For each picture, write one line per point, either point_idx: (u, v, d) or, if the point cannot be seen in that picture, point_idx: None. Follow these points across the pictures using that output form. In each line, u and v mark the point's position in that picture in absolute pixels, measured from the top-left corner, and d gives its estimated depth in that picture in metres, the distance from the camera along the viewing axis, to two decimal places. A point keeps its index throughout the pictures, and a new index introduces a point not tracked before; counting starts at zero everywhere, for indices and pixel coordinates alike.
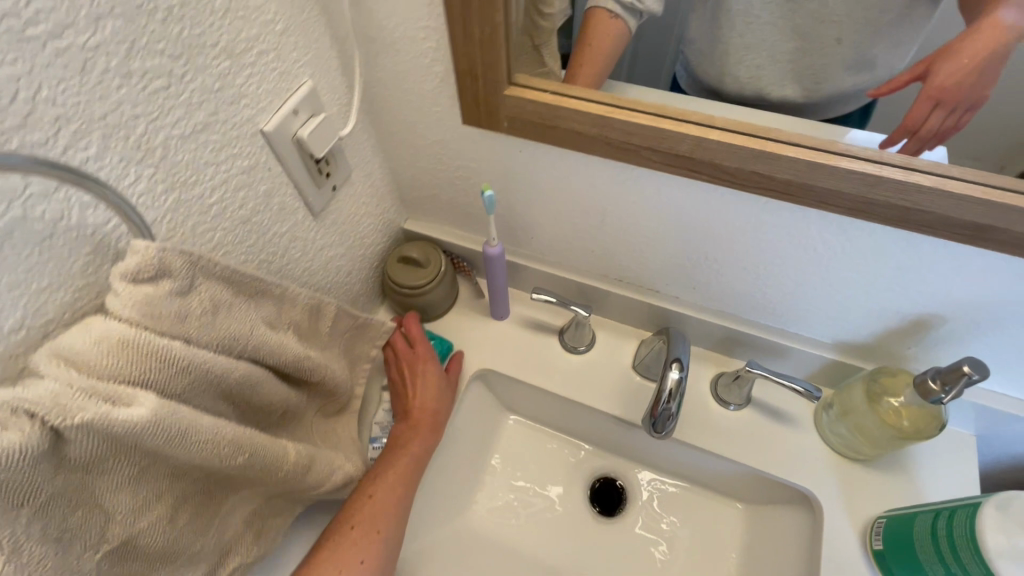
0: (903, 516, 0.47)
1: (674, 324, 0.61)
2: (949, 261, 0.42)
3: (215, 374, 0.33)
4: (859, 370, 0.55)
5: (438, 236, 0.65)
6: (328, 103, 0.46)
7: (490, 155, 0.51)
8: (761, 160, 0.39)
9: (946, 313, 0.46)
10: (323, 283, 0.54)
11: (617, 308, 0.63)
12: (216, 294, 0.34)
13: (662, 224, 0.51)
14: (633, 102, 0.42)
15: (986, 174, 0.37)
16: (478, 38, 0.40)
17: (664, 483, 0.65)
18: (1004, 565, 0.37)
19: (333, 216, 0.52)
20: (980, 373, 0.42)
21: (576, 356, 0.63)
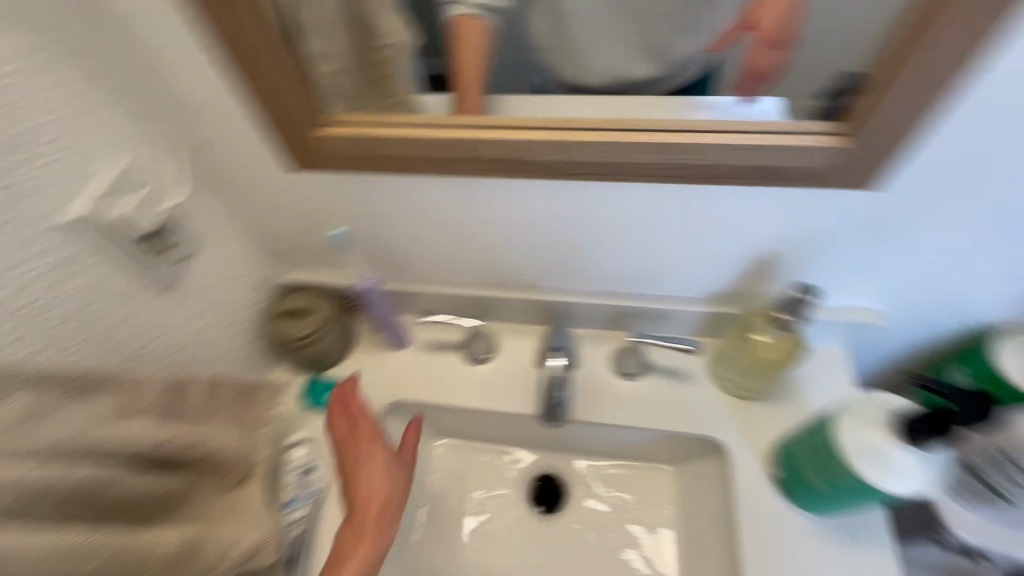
0: (789, 442, 0.52)
1: (565, 312, 0.63)
2: (758, 200, 0.47)
3: (44, 483, 0.32)
4: (729, 316, 0.58)
5: (322, 281, 0.63)
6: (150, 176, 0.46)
7: (339, 191, 0.53)
8: (562, 149, 0.43)
9: (776, 247, 0.51)
10: (196, 355, 0.53)
11: (511, 311, 0.64)
12: (31, 403, 0.34)
13: (514, 223, 0.53)
14: (443, 120, 0.46)
15: (750, 121, 0.42)
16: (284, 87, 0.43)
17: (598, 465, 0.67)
18: (864, 466, 0.42)
19: (191, 284, 0.52)
20: (811, 295, 0.49)
21: (483, 366, 0.64)
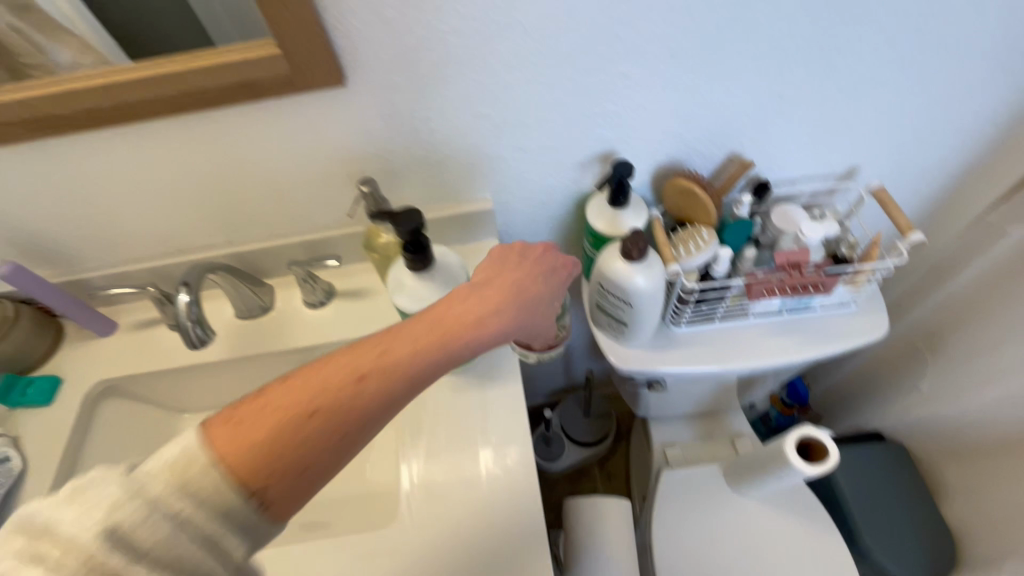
0: None
1: (345, 280, 0.79)
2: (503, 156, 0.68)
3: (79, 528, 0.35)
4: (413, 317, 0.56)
5: (142, 237, 0.70)
6: None
7: (169, 154, 0.61)
8: (249, 94, 0.53)
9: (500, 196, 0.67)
10: (32, 288, 0.67)
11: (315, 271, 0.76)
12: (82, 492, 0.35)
13: (284, 170, 0.65)
14: (182, 67, 0.52)
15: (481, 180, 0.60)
16: (93, 88, 0.51)
17: None
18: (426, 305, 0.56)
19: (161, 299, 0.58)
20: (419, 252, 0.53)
21: (311, 310, 0.78)
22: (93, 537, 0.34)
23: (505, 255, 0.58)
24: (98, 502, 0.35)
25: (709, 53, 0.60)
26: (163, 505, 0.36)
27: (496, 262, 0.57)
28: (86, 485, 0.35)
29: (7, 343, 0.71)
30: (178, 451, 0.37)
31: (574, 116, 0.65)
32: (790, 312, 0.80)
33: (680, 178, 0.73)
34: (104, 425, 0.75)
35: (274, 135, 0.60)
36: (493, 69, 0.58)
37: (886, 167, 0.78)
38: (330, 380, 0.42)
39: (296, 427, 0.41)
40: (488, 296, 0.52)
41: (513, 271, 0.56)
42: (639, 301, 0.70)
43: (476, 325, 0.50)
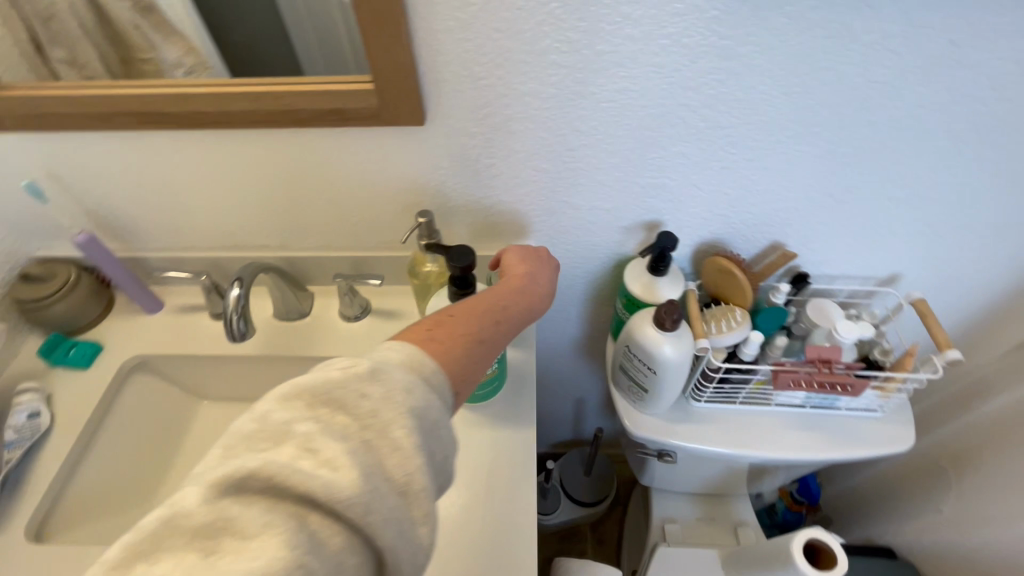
0: None
1: (381, 300, 0.82)
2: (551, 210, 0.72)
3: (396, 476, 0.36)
4: None
5: (206, 230, 0.75)
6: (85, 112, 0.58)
7: (249, 160, 0.66)
8: (335, 120, 0.58)
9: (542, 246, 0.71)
10: (98, 259, 0.72)
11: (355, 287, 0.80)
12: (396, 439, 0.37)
13: (348, 189, 0.69)
14: (282, 88, 0.57)
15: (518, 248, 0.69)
16: (201, 95, 0.57)
17: None
18: None
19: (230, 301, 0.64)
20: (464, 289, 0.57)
21: (345, 323, 0.80)
22: (391, 413, 0.37)
23: (524, 251, 0.69)
24: (389, 386, 0.39)
25: (767, 146, 0.62)
26: (427, 398, 0.40)
27: (523, 256, 0.68)
28: (374, 370, 0.39)
29: (63, 305, 0.75)
30: (406, 356, 0.42)
31: (626, 185, 0.68)
32: (813, 407, 0.79)
33: (720, 257, 0.74)
34: (129, 400, 0.78)
35: (348, 157, 0.65)
36: (561, 131, 0.61)
37: (927, 280, 0.78)
38: (474, 316, 0.53)
39: (471, 351, 0.49)
40: (531, 282, 0.64)
41: (541, 266, 0.67)
42: (664, 370, 0.70)
43: (533, 299, 0.62)
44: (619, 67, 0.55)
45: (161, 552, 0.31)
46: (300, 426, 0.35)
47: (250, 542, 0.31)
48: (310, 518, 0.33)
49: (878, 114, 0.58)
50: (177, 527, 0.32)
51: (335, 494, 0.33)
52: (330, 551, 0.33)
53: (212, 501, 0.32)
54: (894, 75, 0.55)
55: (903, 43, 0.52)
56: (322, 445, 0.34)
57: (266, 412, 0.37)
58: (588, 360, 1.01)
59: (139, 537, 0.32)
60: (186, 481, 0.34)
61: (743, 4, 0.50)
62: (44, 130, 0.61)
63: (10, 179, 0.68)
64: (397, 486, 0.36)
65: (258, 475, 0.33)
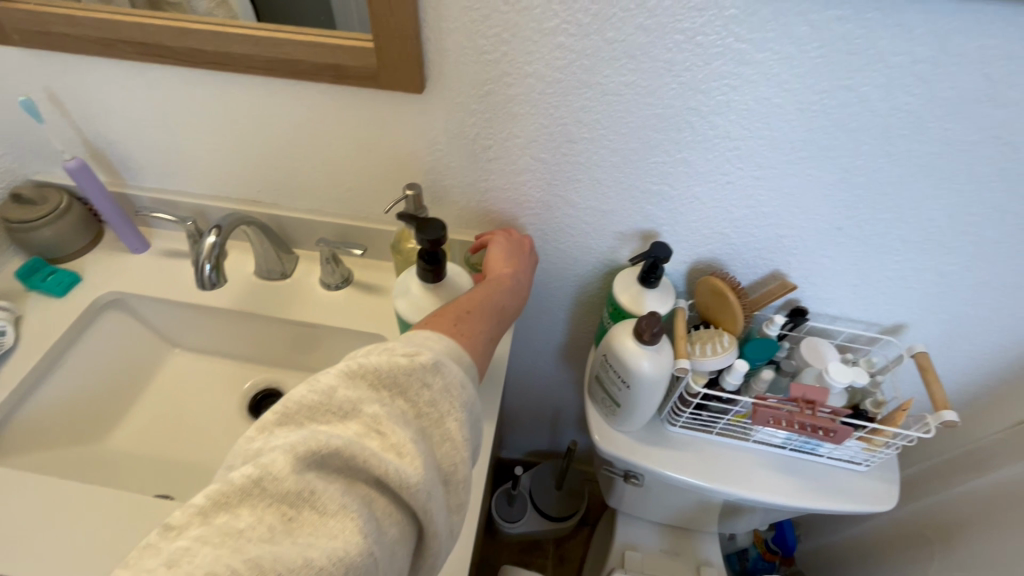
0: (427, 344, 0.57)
1: (364, 273, 0.81)
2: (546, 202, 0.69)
3: (448, 468, 0.41)
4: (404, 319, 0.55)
5: (198, 174, 0.74)
6: (88, 34, 0.58)
7: (245, 107, 0.64)
8: (334, 76, 0.57)
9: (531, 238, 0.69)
10: (87, 187, 0.72)
11: (339, 255, 0.78)
12: (449, 431, 0.41)
13: (343, 152, 0.68)
14: (284, 35, 0.55)
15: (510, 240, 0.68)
16: (202, 32, 0.56)
17: None
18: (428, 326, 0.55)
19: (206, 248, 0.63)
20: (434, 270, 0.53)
21: (324, 291, 0.79)
22: (448, 406, 0.42)
23: (509, 241, 0.67)
24: (449, 379, 0.42)
25: (777, 165, 0.59)
26: (473, 394, 0.44)
27: (510, 248, 0.67)
28: (435, 363, 0.42)
29: (50, 231, 0.75)
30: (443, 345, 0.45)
31: (625, 187, 0.65)
32: (793, 450, 0.75)
33: (716, 278, 0.71)
34: (100, 335, 0.77)
35: (345, 118, 0.63)
36: (563, 120, 0.59)
37: (932, 334, 0.74)
38: (485, 313, 0.53)
39: (487, 339, 0.52)
40: (519, 275, 0.64)
41: (527, 261, 0.67)
42: (640, 387, 0.67)
43: (520, 294, 0.62)
44: (630, 58, 0.53)
45: (250, 508, 0.34)
46: (367, 406, 0.39)
47: (331, 520, 0.34)
48: (376, 501, 0.37)
49: (899, 146, 0.55)
50: (265, 489, 0.34)
51: (405, 479, 0.37)
52: (388, 538, 0.37)
53: (297, 471, 0.35)
54: (920, 104, 0.51)
55: (933, 70, 0.49)
56: (390, 430, 0.38)
57: (331, 387, 0.40)
58: (569, 368, 0.98)
59: (225, 490, 0.34)
60: (267, 448, 0.36)
61: (765, 5, 0.47)
62: (49, 49, 0.61)
63: (12, 94, 0.67)
64: (443, 475, 0.41)
65: (333, 450, 0.36)
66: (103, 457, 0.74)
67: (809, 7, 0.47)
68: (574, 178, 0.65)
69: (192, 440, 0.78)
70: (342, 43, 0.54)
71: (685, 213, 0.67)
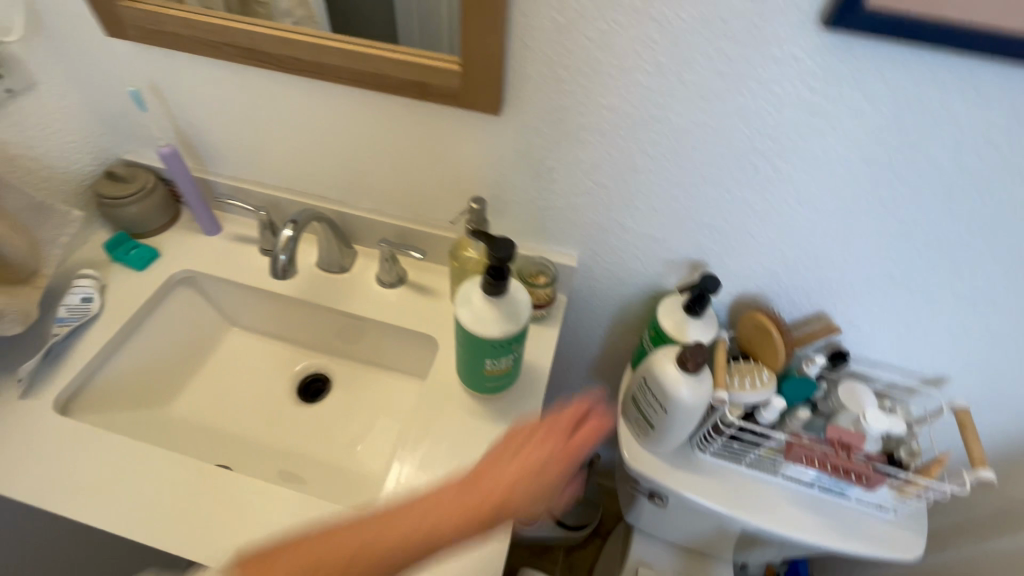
0: (485, 347, 0.60)
1: (418, 273, 0.84)
2: (601, 225, 0.72)
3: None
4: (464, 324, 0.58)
5: (275, 169, 0.79)
6: (196, 37, 0.63)
7: (328, 112, 0.69)
8: (418, 93, 0.61)
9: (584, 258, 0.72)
10: (175, 173, 0.77)
11: (396, 254, 0.82)
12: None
13: (413, 161, 0.72)
14: (376, 51, 0.59)
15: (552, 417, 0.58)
16: (301, 42, 0.60)
17: (379, 377, 0.88)
18: (489, 330, 0.57)
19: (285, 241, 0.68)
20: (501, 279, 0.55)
21: (379, 287, 0.83)
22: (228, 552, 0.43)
23: (532, 430, 0.57)
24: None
25: (835, 211, 0.60)
26: None
27: (506, 445, 0.56)
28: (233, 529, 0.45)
29: (136, 209, 0.81)
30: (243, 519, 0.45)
31: (680, 219, 0.67)
32: (822, 490, 0.75)
33: (761, 314, 0.72)
34: (172, 309, 0.83)
35: (420, 131, 0.67)
36: (629, 150, 0.62)
37: (975, 389, 0.74)
38: (352, 539, 0.47)
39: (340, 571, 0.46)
40: (489, 488, 0.53)
41: (517, 462, 0.54)
42: (676, 413, 0.69)
43: (474, 516, 0.51)
44: (703, 99, 0.55)
45: None
46: None
47: None
48: None
49: (962, 205, 0.55)
50: None
51: None
52: None
53: None
54: (988, 168, 0.52)
55: (1006, 137, 0.49)
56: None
57: None
58: (601, 382, 1.00)
59: None
60: None
61: (843, 62, 0.49)
62: (159, 47, 0.66)
63: (119, 82, 0.73)
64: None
65: None
66: (165, 422, 0.80)
67: (886, 67, 0.48)
68: (632, 206, 0.68)
69: (246, 414, 0.83)
70: (429, 64, 0.58)
71: (738, 246, 0.68)
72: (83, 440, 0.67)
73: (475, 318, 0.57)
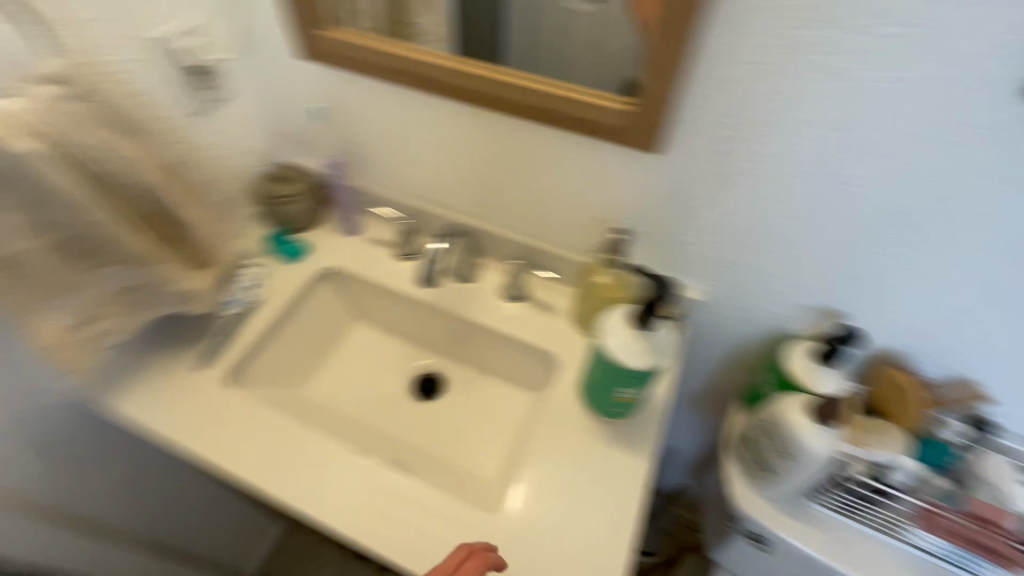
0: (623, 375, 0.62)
1: (539, 291, 0.88)
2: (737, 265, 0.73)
3: None
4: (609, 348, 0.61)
5: (421, 183, 0.86)
6: (384, 64, 0.70)
7: (486, 136, 0.74)
8: (582, 127, 0.64)
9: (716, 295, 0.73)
10: (336, 179, 0.86)
11: (523, 271, 0.86)
12: None
13: (557, 187, 0.75)
14: (549, 87, 0.64)
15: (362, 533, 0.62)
16: (479, 74, 0.65)
17: (491, 384, 0.92)
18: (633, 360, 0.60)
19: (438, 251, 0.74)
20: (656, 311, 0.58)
21: (503, 300, 0.88)
22: None
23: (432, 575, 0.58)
24: None
25: (1004, 276, 0.58)
26: None
27: None
28: None
29: (296, 208, 0.90)
30: None
31: (824, 267, 0.67)
32: (948, 560, 0.72)
33: (896, 370, 0.71)
34: (314, 301, 0.92)
35: (572, 160, 0.71)
36: (784, 196, 0.62)
37: None
38: None
39: None
40: None
41: None
42: (801, 460, 0.68)
43: None
44: (877, 155, 0.55)
45: None
46: None
47: None
48: None
49: None
50: None
51: None
52: None
53: None
54: None
55: None
56: None
57: None
58: (701, 415, 1.00)
59: None
60: None
61: None
62: (346, 70, 0.74)
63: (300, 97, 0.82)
64: None
65: None
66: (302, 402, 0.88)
67: None
68: (775, 250, 0.68)
69: (370, 404, 0.90)
70: (599, 102, 0.62)
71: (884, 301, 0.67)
72: (245, 411, 0.75)
73: (620, 344, 0.60)
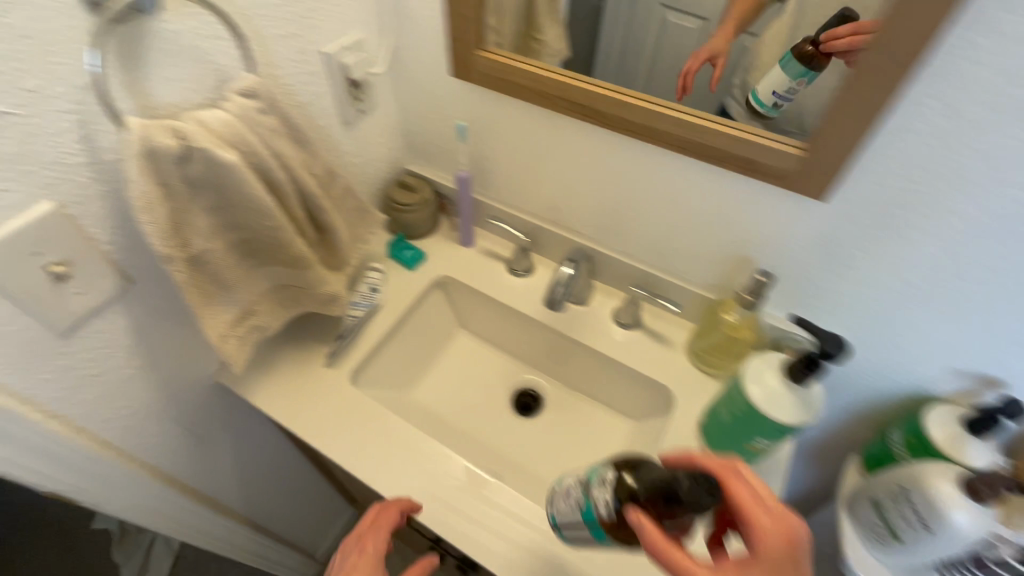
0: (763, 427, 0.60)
1: (654, 321, 0.87)
2: (885, 319, 0.69)
3: None
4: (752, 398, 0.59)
5: (546, 202, 0.86)
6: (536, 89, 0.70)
7: (628, 165, 0.73)
8: (741, 167, 0.63)
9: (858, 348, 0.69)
10: (462, 193, 0.88)
11: (641, 299, 0.85)
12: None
13: (694, 220, 0.74)
14: (711, 124, 0.62)
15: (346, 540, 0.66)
16: (636, 106, 0.65)
17: (593, 408, 0.92)
18: (781, 413, 0.58)
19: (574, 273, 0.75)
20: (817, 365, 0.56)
21: (616, 326, 0.87)
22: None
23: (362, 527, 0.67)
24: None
25: None
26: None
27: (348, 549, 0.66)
28: None
29: (418, 217, 0.93)
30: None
31: (992, 334, 0.62)
32: None
33: None
34: (427, 307, 0.94)
35: (718, 196, 0.69)
36: (962, 257, 0.58)
37: None
38: None
39: None
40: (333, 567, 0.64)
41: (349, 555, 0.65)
42: (943, 538, 0.64)
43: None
44: None
45: None
46: None
47: None
48: None
49: None
50: None
51: None
52: None
53: None
54: None
55: None
56: None
57: None
58: (806, 463, 0.95)
59: None
60: None
61: None
62: (493, 90, 0.76)
63: (439, 111, 0.84)
64: None
65: None
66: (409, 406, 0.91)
67: None
68: (935, 309, 0.64)
69: (472, 414, 0.92)
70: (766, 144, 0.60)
71: None
72: (366, 413, 0.78)
73: (767, 394, 0.59)
